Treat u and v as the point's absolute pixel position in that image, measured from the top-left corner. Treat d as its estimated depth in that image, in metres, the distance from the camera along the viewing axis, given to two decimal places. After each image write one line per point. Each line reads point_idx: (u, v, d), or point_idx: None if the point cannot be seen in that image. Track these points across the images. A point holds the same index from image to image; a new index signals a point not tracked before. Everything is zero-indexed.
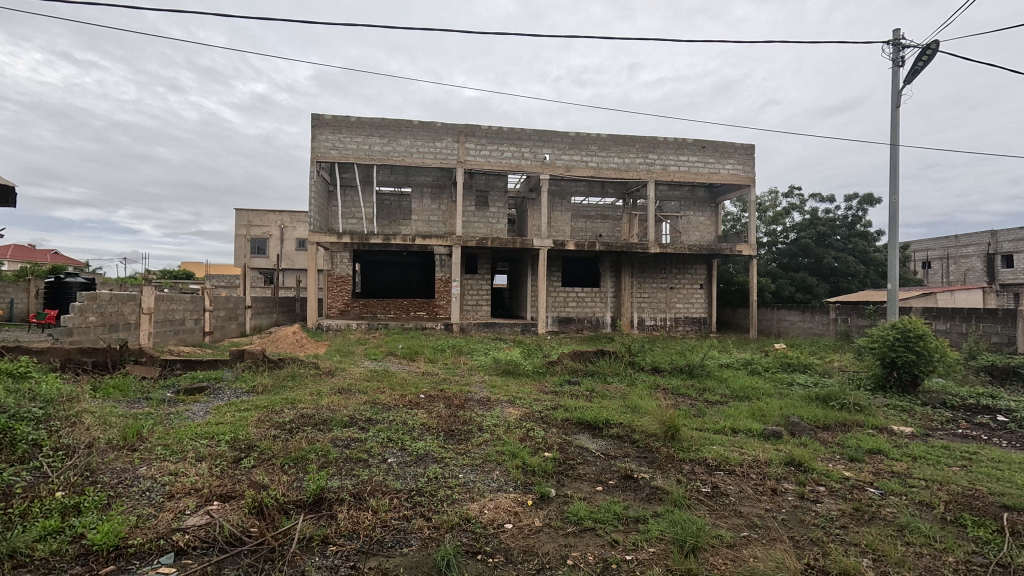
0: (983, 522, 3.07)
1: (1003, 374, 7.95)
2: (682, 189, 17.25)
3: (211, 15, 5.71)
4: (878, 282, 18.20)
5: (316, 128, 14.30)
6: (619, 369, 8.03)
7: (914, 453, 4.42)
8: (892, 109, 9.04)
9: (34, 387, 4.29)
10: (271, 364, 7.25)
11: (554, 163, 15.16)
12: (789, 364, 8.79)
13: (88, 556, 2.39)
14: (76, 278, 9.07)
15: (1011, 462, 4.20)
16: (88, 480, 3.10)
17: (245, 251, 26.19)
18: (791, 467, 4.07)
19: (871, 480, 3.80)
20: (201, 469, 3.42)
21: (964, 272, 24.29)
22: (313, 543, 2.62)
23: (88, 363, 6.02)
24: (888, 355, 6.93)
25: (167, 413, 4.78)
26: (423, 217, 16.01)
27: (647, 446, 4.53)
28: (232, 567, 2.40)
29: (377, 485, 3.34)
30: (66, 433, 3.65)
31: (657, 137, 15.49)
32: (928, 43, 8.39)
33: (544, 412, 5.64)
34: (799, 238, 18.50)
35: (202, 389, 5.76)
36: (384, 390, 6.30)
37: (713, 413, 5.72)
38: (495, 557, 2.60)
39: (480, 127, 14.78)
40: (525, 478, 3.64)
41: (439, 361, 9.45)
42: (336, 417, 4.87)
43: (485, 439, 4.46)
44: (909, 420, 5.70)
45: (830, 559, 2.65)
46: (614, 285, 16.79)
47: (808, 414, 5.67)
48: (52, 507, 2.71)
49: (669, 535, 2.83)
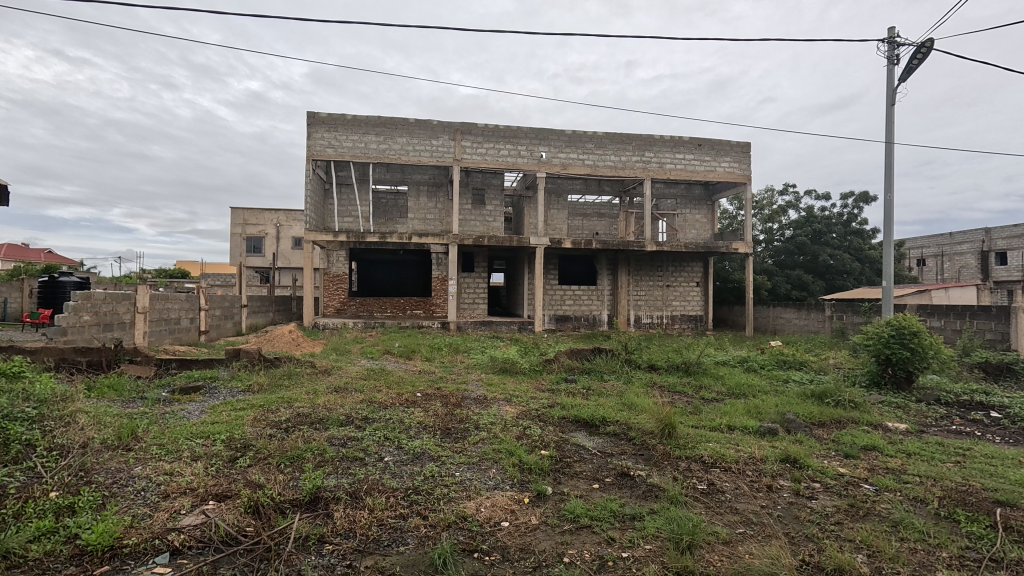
0: (977, 518, 3.10)
1: (996, 371, 8.01)
2: (679, 187, 17.29)
3: (205, 10, 5.65)
4: (874, 280, 18.29)
5: (312, 126, 14.21)
6: (616, 367, 8.04)
7: (909, 449, 4.46)
8: (887, 106, 9.06)
9: (28, 387, 4.24)
10: (267, 363, 7.21)
11: (551, 161, 15.13)
12: (785, 362, 8.83)
13: (83, 557, 2.38)
14: (71, 278, 9.03)
15: (1004, 457, 4.23)
16: (83, 480, 3.09)
17: (241, 250, 26.10)
18: (786, 463, 4.08)
19: (866, 477, 3.82)
20: (198, 469, 3.40)
21: (958, 269, 24.48)
22: (310, 542, 2.62)
23: (82, 362, 5.98)
24: (883, 352, 6.97)
25: (163, 413, 4.74)
26: (420, 215, 15.98)
27: (644, 443, 4.54)
28: (228, 566, 2.39)
29: (374, 484, 3.34)
30: (60, 433, 3.62)
31: (654, 135, 15.49)
32: (923, 41, 8.42)
33: (541, 410, 5.65)
34: (796, 236, 18.56)
35: (199, 389, 5.74)
36: (381, 389, 6.29)
37: (710, 411, 5.74)
38: (492, 556, 2.60)
39: (477, 125, 14.73)
40: (522, 476, 3.65)
41: (436, 359, 9.46)
42: (333, 416, 4.86)
43: (483, 437, 4.46)
44: (904, 416, 5.74)
45: (825, 555, 2.66)
46: (611, 283, 16.81)
47: (804, 411, 5.70)
48: (46, 507, 2.69)
49: (666, 532, 2.84)
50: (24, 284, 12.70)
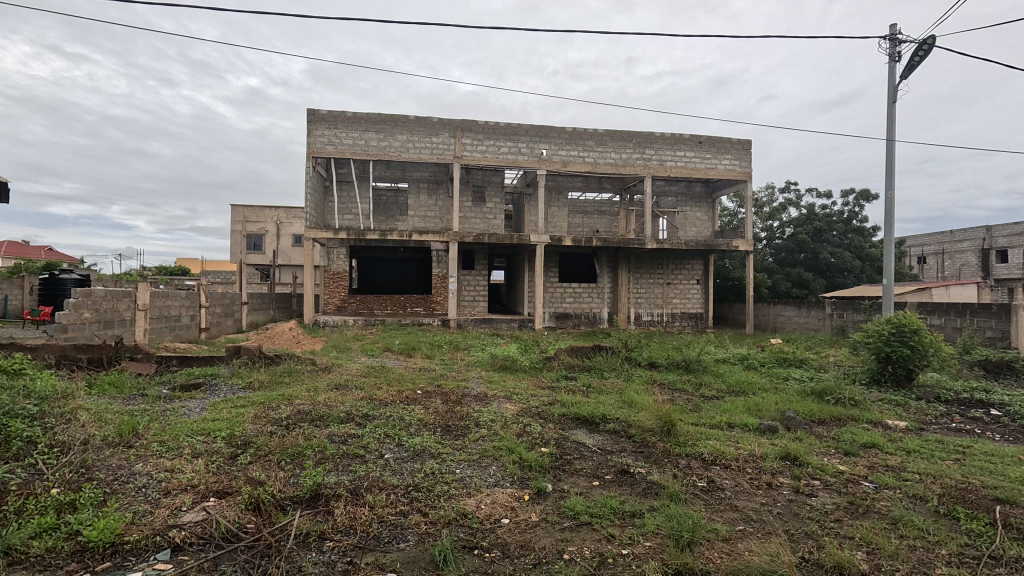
0: (976, 515, 3.10)
1: (997, 368, 8.01)
2: (680, 185, 17.27)
3: (205, 8, 5.65)
4: (874, 278, 18.28)
5: (311, 123, 14.14)
6: (616, 364, 8.06)
7: (909, 446, 4.46)
8: (887, 103, 9.03)
9: (29, 384, 4.25)
10: (268, 360, 7.22)
11: (551, 159, 15.09)
12: (785, 359, 8.82)
13: (84, 552, 2.39)
14: (71, 274, 9.06)
15: (1004, 455, 4.23)
16: (84, 476, 3.10)
17: (241, 247, 26.12)
18: (786, 461, 4.09)
19: (866, 474, 3.82)
20: (198, 466, 3.40)
21: (959, 266, 24.43)
22: (311, 539, 2.63)
23: (83, 359, 5.99)
24: (884, 350, 6.96)
25: (164, 410, 4.76)
26: (420, 212, 16.00)
27: (644, 441, 4.55)
28: (230, 562, 2.41)
29: (374, 481, 3.34)
30: (60, 430, 3.62)
31: (654, 133, 15.44)
32: (925, 38, 8.38)
33: (541, 407, 5.65)
34: (797, 234, 18.54)
35: (199, 386, 5.76)
36: (381, 386, 6.30)
37: (710, 408, 5.74)
38: (493, 552, 2.61)
39: (477, 122, 14.70)
40: (522, 473, 3.66)
41: (436, 356, 9.47)
42: (333, 413, 4.87)
43: (483, 435, 4.46)
44: (903, 414, 5.73)
45: (825, 552, 2.67)
46: (611, 280, 16.82)
47: (804, 409, 5.70)
48: (47, 504, 2.69)
49: (666, 529, 2.84)
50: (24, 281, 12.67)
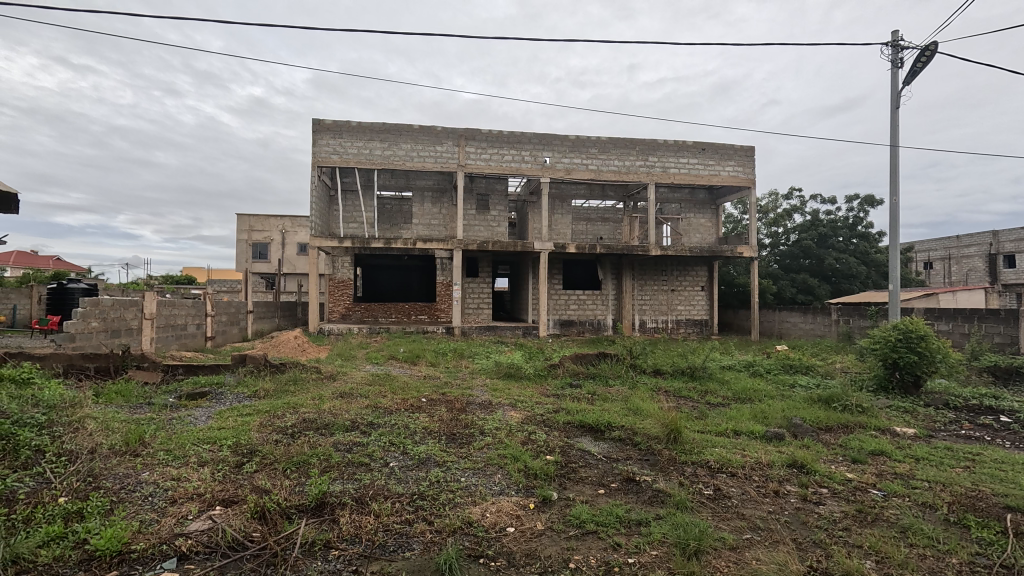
0: (987, 524, 3.07)
1: (1006, 374, 7.92)
2: (683, 192, 17.30)
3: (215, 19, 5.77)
4: (880, 283, 18.17)
5: (317, 133, 14.27)
6: (620, 371, 8.04)
7: (917, 454, 4.42)
8: (892, 108, 9.04)
9: (38, 392, 4.31)
10: (273, 368, 7.25)
11: (554, 166, 15.15)
12: (791, 366, 8.78)
13: (91, 561, 2.39)
14: (79, 283, 9.16)
15: (1014, 462, 4.18)
16: (92, 485, 3.12)
17: (247, 256, 26.33)
18: (793, 469, 4.06)
19: (874, 482, 3.79)
20: (204, 474, 3.42)
21: (966, 271, 24.25)
22: (315, 547, 2.62)
23: (91, 368, 6.05)
24: (891, 356, 6.91)
25: (170, 418, 4.80)
26: (424, 221, 16.14)
27: (649, 448, 4.53)
28: (235, 571, 2.41)
29: (379, 490, 3.34)
30: (68, 439, 3.64)
31: (657, 140, 15.51)
32: (928, 44, 8.40)
33: (546, 415, 5.63)
34: (801, 239, 18.51)
35: (205, 394, 5.79)
36: (386, 394, 6.31)
37: (716, 416, 5.71)
38: (498, 561, 2.60)
39: (481, 131, 14.84)
40: (527, 481, 3.65)
41: (441, 364, 9.50)
42: (338, 421, 4.87)
43: (487, 442, 4.47)
44: (912, 421, 5.68)
45: (833, 561, 2.64)
46: (615, 287, 16.81)
47: (811, 416, 5.67)
48: (55, 513, 2.71)
49: (672, 537, 2.83)
50: (33, 290, 12.82)
